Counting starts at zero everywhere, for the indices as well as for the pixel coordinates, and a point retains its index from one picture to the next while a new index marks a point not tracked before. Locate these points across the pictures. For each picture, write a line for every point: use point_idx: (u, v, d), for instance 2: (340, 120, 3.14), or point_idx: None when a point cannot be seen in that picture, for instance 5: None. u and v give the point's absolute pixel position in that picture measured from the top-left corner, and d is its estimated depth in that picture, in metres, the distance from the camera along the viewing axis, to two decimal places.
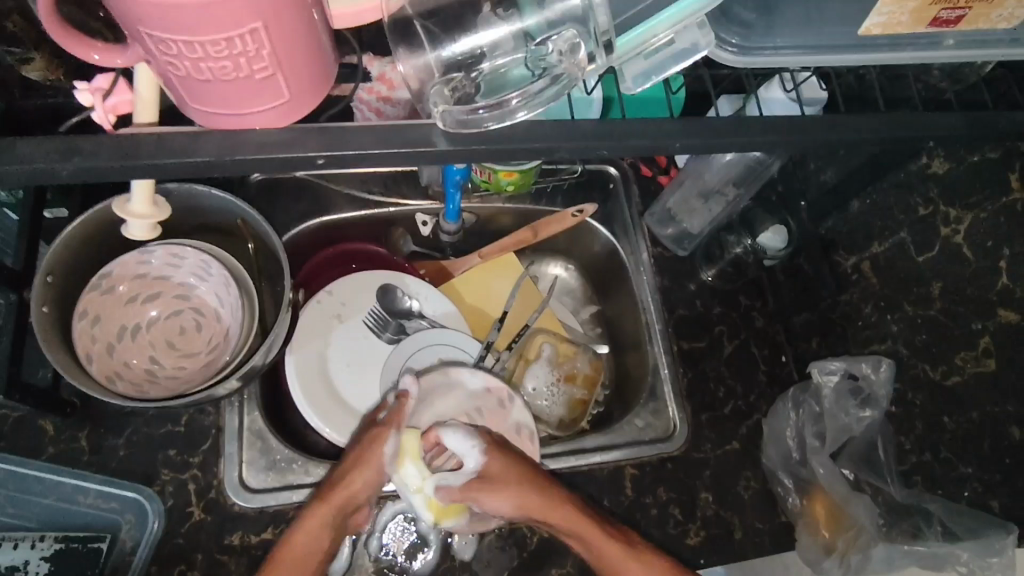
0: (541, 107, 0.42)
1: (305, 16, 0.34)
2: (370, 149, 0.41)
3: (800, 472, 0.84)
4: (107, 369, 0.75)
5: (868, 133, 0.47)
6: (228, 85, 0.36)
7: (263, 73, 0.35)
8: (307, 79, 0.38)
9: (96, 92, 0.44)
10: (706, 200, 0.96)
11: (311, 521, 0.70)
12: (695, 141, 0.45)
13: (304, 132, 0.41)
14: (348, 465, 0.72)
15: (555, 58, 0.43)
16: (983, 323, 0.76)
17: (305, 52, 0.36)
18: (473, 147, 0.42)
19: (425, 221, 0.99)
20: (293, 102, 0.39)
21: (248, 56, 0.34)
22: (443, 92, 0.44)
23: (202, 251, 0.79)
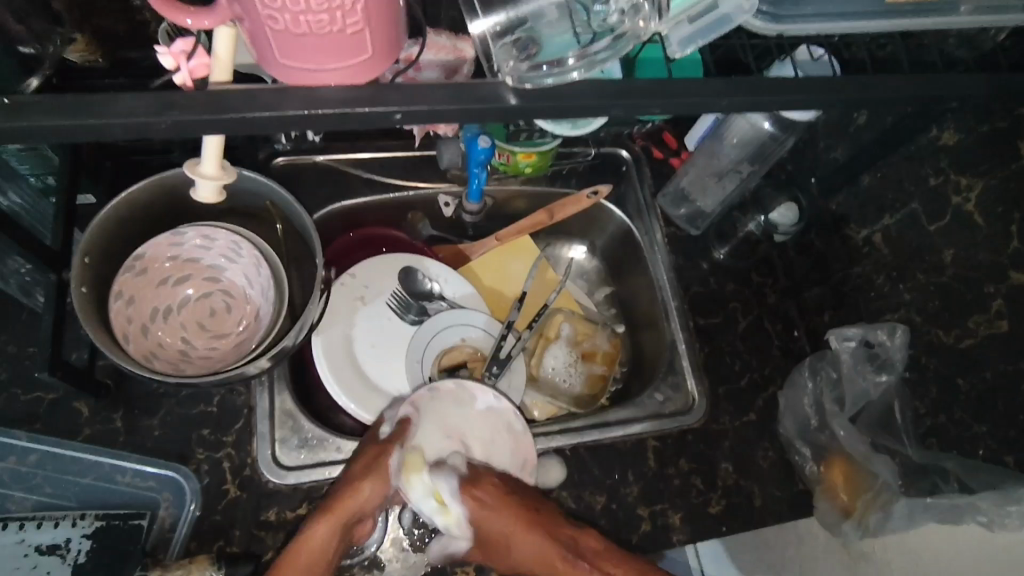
0: (599, 66, 0.45)
1: None
2: (441, 105, 0.43)
3: (818, 439, 0.87)
4: (143, 349, 0.76)
5: (899, 92, 0.50)
6: (321, 39, 0.37)
7: (355, 28, 0.37)
8: (388, 36, 0.40)
9: (176, 55, 0.46)
10: (720, 179, 0.99)
11: (321, 529, 0.71)
12: (740, 98, 0.47)
13: (370, 93, 0.42)
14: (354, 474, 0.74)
15: (617, 20, 0.46)
16: (994, 287, 0.73)
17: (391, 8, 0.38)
18: (539, 104, 0.44)
19: (448, 203, 1.00)
20: (374, 58, 0.40)
21: (344, 10, 0.35)
22: (512, 52, 0.46)
23: (233, 234, 0.81)
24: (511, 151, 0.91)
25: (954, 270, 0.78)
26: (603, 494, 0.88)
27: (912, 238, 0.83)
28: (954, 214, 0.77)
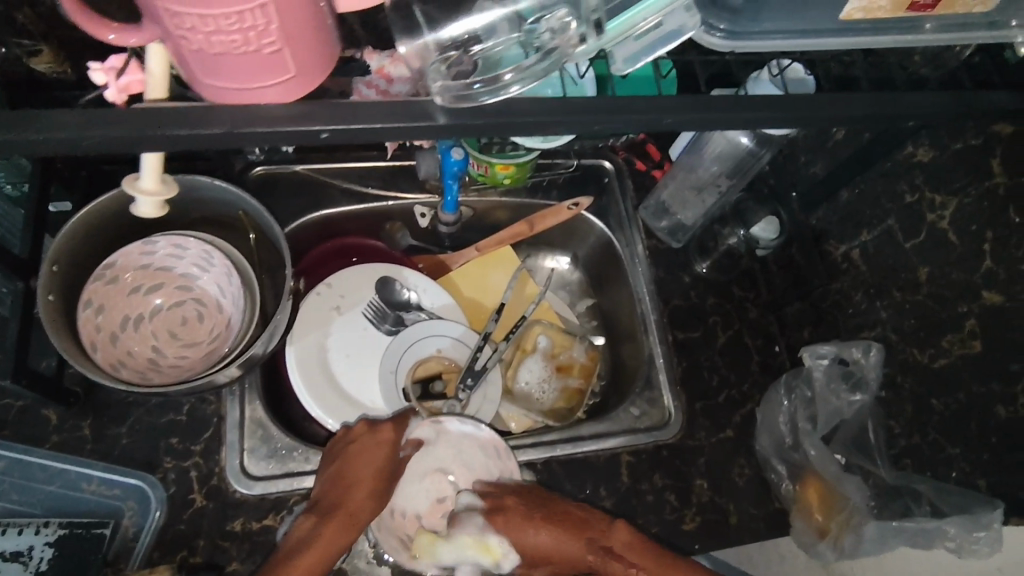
0: (532, 82, 0.45)
1: None
2: (377, 123, 0.43)
3: (791, 457, 0.86)
4: (111, 357, 0.76)
5: (853, 113, 0.49)
6: (239, 59, 0.37)
7: (272, 48, 0.37)
8: (314, 56, 0.39)
9: (111, 72, 0.52)
10: (699, 193, 0.99)
11: (320, 542, 0.68)
12: (686, 117, 0.47)
13: (305, 109, 0.42)
14: (346, 483, 0.72)
15: (548, 37, 0.45)
16: (968, 306, 0.72)
17: (310, 28, 0.38)
18: (472, 121, 0.44)
19: (424, 214, 1.00)
20: (301, 77, 0.40)
21: (258, 30, 0.35)
22: (440, 70, 0.45)
23: (205, 243, 0.81)
24: (488, 162, 0.91)
25: (929, 288, 0.76)
26: None
27: (889, 257, 0.82)
28: (930, 233, 0.75)
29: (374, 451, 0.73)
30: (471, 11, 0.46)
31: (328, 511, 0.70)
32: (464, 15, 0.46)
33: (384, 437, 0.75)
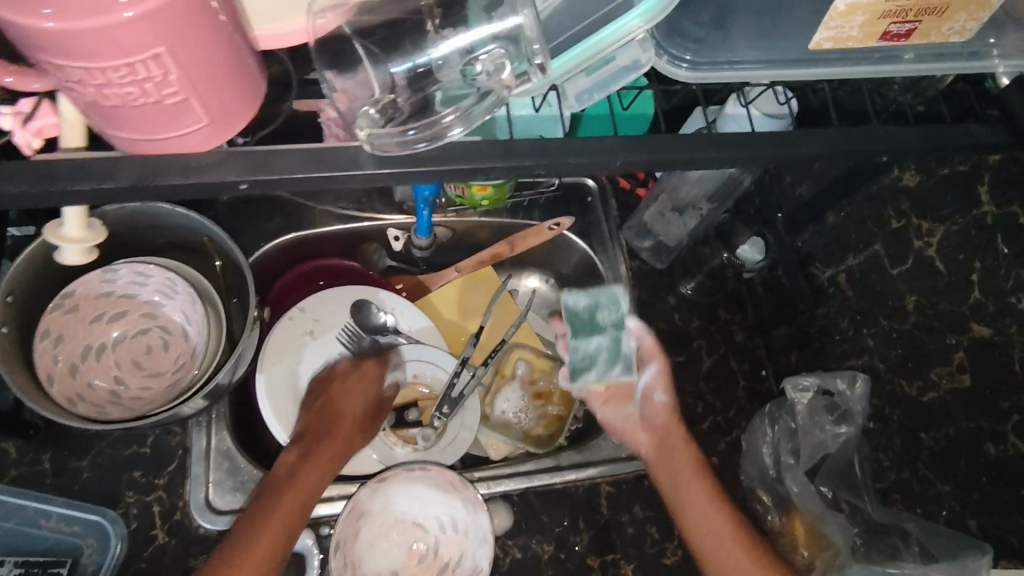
0: (474, 123, 0.43)
1: (215, 42, 0.36)
2: (298, 174, 0.43)
3: (778, 489, 0.82)
4: (69, 391, 0.74)
5: (823, 150, 0.46)
6: (140, 110, 0.37)
7: (175, 98, 0.37)
8: (228, 102, 0.39)
9: (16, 115, 0.45)
10: (681, 215, 0.96)
11: (276, 505, 0.72)
12: (638, 157, 0.44)
13: (226, 158, 0.42)
14: (308, 454, 0.79)
15: (483, 78, 0.43)
16: (957, 337, 0.71)
17: (219, 75, 0.37)
18: (415, 169, 0.44)
19: (397, 237, 0.97)
20: (217, 123, 0.40)
21: (154, 81, 0.35)
22: (371, 113, 0.43)
23: (168, 270, 0.80)
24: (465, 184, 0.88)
25: (916, 317, 0.74)
26: (551, 543, 0.85)
27: (876, 283, 0.79)
28: (917, 259, 0.73)
29: (349, 396, 0.86)
30: (426, 44, 0.43)
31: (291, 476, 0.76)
32: (415, 50, 0.43)
33: (352, 408, 0.86)
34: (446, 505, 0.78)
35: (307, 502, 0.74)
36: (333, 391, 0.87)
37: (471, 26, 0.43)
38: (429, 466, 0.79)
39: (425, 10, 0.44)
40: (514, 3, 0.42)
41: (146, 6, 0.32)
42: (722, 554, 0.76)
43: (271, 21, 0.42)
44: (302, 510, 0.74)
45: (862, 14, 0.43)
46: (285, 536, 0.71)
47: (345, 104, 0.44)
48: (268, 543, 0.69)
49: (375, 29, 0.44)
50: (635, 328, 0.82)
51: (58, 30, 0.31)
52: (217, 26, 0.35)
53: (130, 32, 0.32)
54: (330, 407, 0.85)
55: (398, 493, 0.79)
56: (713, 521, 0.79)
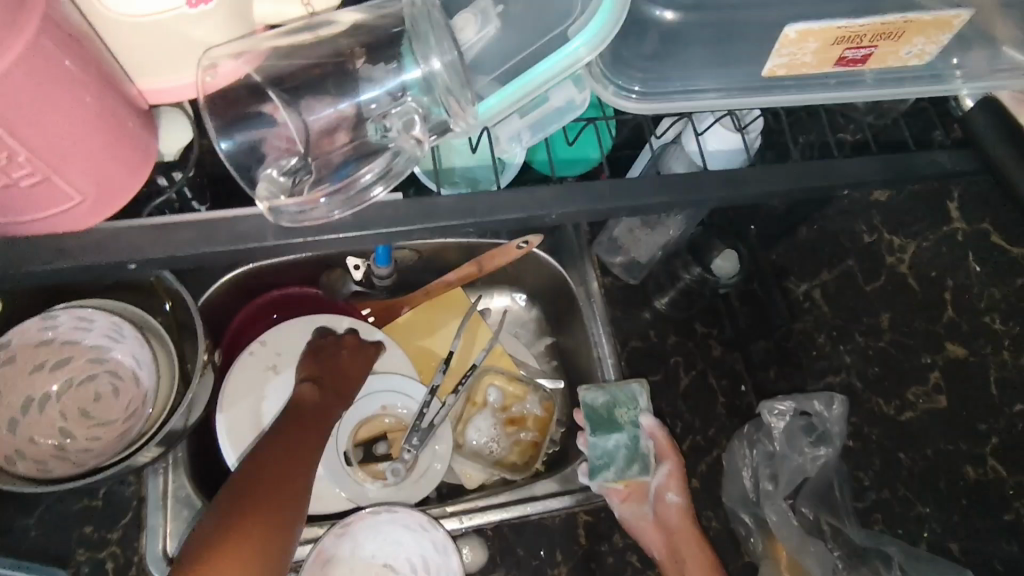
0: (396, 180, 0.42)
1: (68, 115, 0.35)
2: (187, 249, 0.42)
3: (758, 512, 0.79)
4: (8, 448, 0.71)
5: (772, 187, 0.45)
6: (3, 191, 0.36)
7: (31, 178, 0.36)
8: (100, 174, 0.39)
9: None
10: (651, 230, 0.90)
11: (272, 467, 0.66)
12: (578, 210, 0.43)
13: (114, 235, 0.42)
14: (308, 421, 0.74)
15: (393, 134, 0.42)
16: (932, 357, 0.69)
17: (79, 149, 0.37)
18: (336, 235, 0.42)
19: (358, 265, 0.92)
20: (94, 197, 0.40)
21: (4, 163, 0.34)
22: (274, 174, 0.42)
23: (113, 314, 0.75)
24: None
25: (891, 335, 0.73)
26: None
27: (851, 299, 0.77)
28: (889, 275, 0.72)
29: (346, 363, 0.83)
30: (355, 89, 0.42)
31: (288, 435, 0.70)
32: (342, 96, 0.42)
33: (352, 377, 0.83)
34: (415, 546, 0.75)
35: (312, 447, 0.71)
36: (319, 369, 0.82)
37: (407, 69, 0.42)
38: (399, 508, 0.76)
39: (347, 50, 0.42)
40: (433, 50, 0.41)
41: None
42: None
43: (167, 77, 0.40)
44: (309, 445, 0.71)
45: (814, 42, 0.42)
46: (295, 495, 0.65)
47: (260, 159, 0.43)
48: (268, 488, 0.64)
49: (297, 74, 0.42)
50: (648, 424, 0.79)
51: None
52: (68, 100, 0.35)
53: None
54: (324, 372, 0.81)
55: (365, 537, 0.75)
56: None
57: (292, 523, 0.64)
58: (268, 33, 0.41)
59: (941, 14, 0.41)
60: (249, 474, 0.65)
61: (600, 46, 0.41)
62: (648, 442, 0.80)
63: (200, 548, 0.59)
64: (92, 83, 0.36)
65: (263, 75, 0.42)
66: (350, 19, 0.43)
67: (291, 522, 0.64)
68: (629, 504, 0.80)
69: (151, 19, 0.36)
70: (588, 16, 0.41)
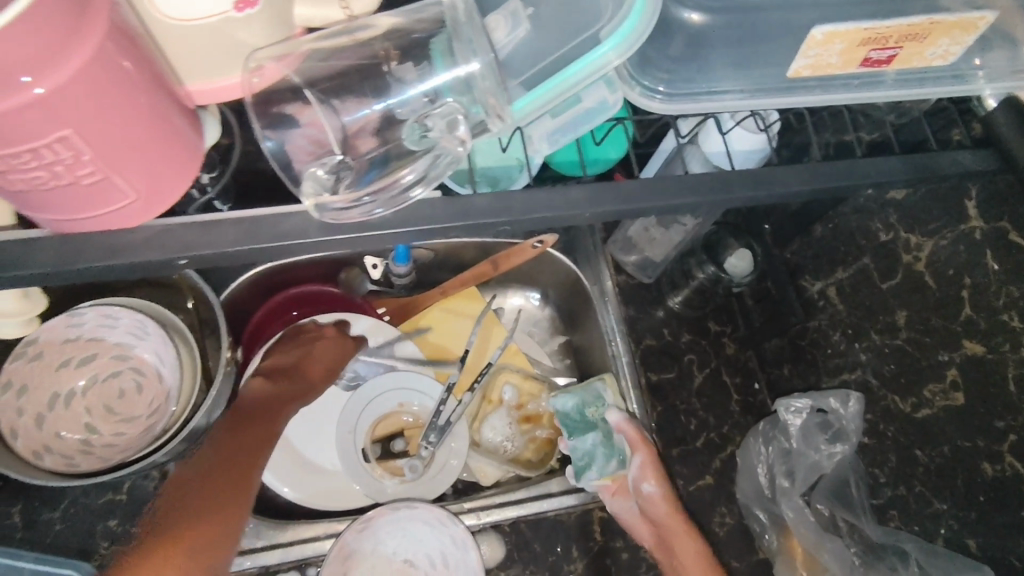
0: (437, 182, 0.43)
1: (128, 115, 0.35)
2: (230, 248, 0.41)
3: (773, 509, 0.80)
4: (34, 443, 0.71)
5: (800, 186, 0.45)
6: (62, 191, 0.37)
7: (91, 177, 0.36)
8: (155, 173, 0.39)
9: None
10: (666, 229, 0.91)
11: (220, 476, 0.67)
12: (609, 208, 0.43)
13: (162, 232, 0.41)
14: (246, 425, 0.74)
15: (435, 135, 0.42)
16: (949, 354, 0.69)
17: (138, 148, 0.37)
18: (367, 235, 0.42)
19: (375, 264, 0.93)
20: (148, 196, 0.39)
21: (65, 163, 0.35)
22: (319, 174, 0.42)
23: (138, 312, 0.77)
24: None
25: (908, 333, 0.73)
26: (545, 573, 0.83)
27: (865, 297, 0.78)
28: (906, 273, 0.73)
29: (319, 354, 0.86)
30: (392, 90, 0.44)
31: (236, 446, 0.70)
32: (379, 96, 0.44)
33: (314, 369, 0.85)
34: (435, 541, 0.76)
35: (262, 437, 0.73)
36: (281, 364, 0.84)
37: (437, 70, 0.42)
38: (419, 503, 0.77)
39: (381, 53, 0.43)
40: (468, 51, 0.42)
41: (55, 80, 0.31)
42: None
43: (211, 78, 0.41)
44: (255, 443, 0.72)
45: (840, 43, 0.43)
46: (228, 496, 0.66)
47: (299, 161, 0.43)
48: (223, 470, 0.67)
49: (332, 75, 0.43)
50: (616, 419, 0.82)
51: None
52: (128, 99, 0.35)
53: (39, 110, 0.32)
54: (291, 364, 0.83)
55: (385, 532, 0.76)
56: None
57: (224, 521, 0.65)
58: (306, 37, 0.41)
59: (965, 16, 0.42)
60: (198, 489, 0.66)
61: (635, 44, 0.41)
62: (619, 438, 0.82)
63: (164, 544, 0.62)
64: (146, 82, 0.36)
65: (301, 77, 0.43)
66: (388, 23, 0.43)
67: (213, 522, 0.64)
68: (619, 499, 0.81)
69: (206, 19, 0.37)
70: (621, 18, 0.41)
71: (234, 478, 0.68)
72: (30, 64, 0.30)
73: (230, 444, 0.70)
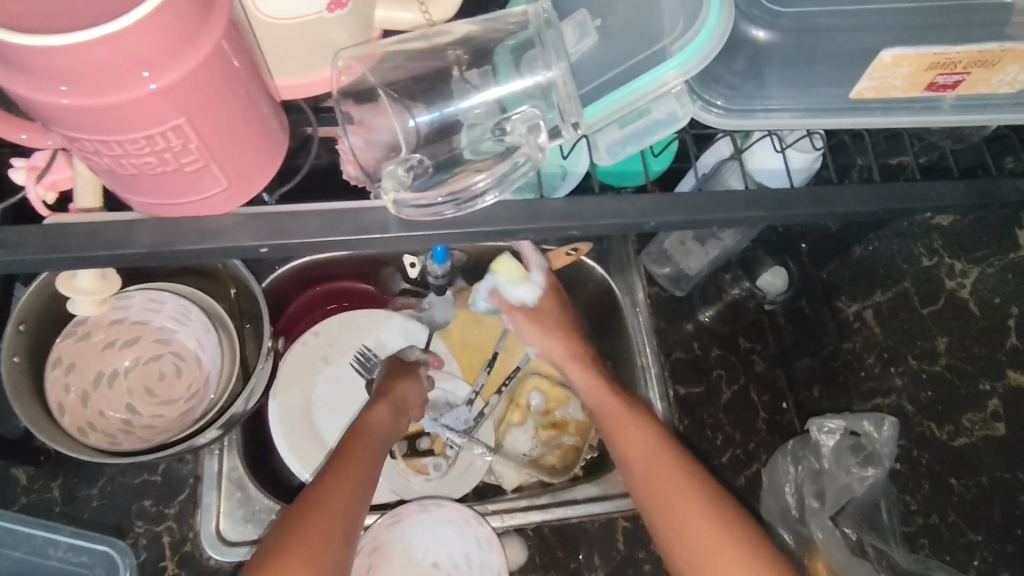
0: (509, 190, 0.43)
1: (235, 102, 0.34)
2: (317, 237, 0.40)
3: (799, 529, 0.78)
4: (79, 420, 0.73)
5: (860, 207, 0.46)
6: (159, 179, 0.36)
7: (194, 166, 0.35)
8: (250, 161, 0.38)
9: (32, 170, 0.44)
10: (703, 243, 0.87)
11: (345, 478, 0.64)
12: (672, 218, 0.43)
13: (246, 220, 0.40)
14: (354, 452, 0.68)
15: (516, 139, 0.43)
16: (991, 384, 0.71)
17: (239, 136, 0.36)
18: (433, 232, 0.41)
19: (413, 263, 0.90)
20: (237, 185, 0.38)
21: (174, 151, 0.34)
22: (399, 172, 0.43)
23: (182, 298, 0.78)
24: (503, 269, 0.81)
25: (948, 360, 0.74)
26: None
27: (904, 320, 0.78)
28: (949, 300, 0.74)
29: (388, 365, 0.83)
30: (453, 94, 0.45)
31: (349, 454, 0.67)
32: (443, 102, 0.45)
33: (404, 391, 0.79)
34: (462, 543, 0.77)
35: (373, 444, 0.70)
36: (379, 387, 0.79)
37: (501, 80, 0.44)
38: (446, 503, 0.79)
39: (454, 58, 0.45)
40: (548, 58, 0.42)
41: (171, 77, 0.31)
42: (663, 496, 0.65)
43: (297, 73, 0.43)
44: (375, 449, 0.70)
45: (908, 67, 0.43)
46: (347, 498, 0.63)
47: (371, 161, 0.44)
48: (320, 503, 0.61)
49: (405, 79, 0.45)
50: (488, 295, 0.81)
51: (75, 106, 0.30)
52: (235, 87, 0.34)
53: (154, 103, 0.31)
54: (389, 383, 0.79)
55: (414, 530, 0.78)
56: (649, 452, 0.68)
57: (351, 524, 0.62)
58: (383, 41, 0.43)
59: None
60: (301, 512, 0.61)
61: (704, 61, 0.42)
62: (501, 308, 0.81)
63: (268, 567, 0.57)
64: (248, 76, 0.35)
65: (377, 77, 0.44)
66: (464, 30, 0.45)
67: (344, 517, 0.61)
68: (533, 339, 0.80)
69: (298, 19, 0.38)
70: (691, 36, 0.42)
71: (358, 478, 0.65)
72: (149, 55, 0.30)
73: (348, 456, 0.67)
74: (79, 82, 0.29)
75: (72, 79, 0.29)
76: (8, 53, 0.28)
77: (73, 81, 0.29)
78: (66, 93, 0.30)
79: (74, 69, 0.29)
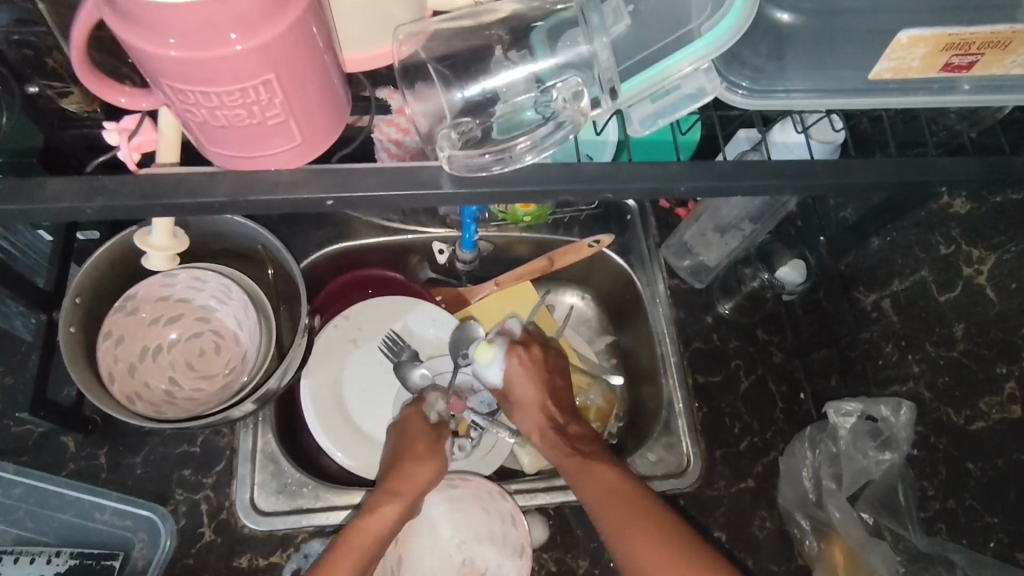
0: (549, 150, 0.45)
1: (317, 62, 0.38)
2: (376, 192, 0.43)
3: (816, 515, 0.81)
4: (127, 390, 0.77)
5: (876, 178, 0.48)
6: (245, 132, 0.40)
7: (276, 120, 0.39)
8: (319, 123, 0.42)
9: (123, 132, 0.50)
10: (722, 234, 0.90)
11: (348, 557, 0.67)
12: (702, 183, 0.46)
13: (313, 175, 0.44)
14: (361, 530, 0.70)
15: (560, 105, 0.46)
16: (1009, 367, 0.71)
17: (316, 96, 0.40)
18: (480, 189, 0.44)
19: (442, 250, 0.95)
20: (307, 142, 0.42)
21: (261, 104, 0.38)
22: (452, 135, 0.46)
23: (223, 277, 0.81)
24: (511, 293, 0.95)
25: (965, 345, 0.74)
26: (587, 558, 0.83)
27: (922, 307, 0.79)
28: (965, 287, 0.74)
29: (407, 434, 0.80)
30: (492, 70, 0.48)
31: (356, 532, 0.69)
32: (483, 76, 0.48)
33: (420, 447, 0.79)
34: (484, 519, 0.80)
35: (372, 548, 0.69)
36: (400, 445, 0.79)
37: (539, 57, 0.47)
38: (471, 477, 0.82)
39: (495, 37, 0.49)
40: (589, 33, 0.46)
41: (263, 37, 0.34)
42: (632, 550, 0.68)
43: (362, 47, 0.48)
44: (373, 554, 0.69)
45: (924, 48, 0.46)
46: None
47: (426, 126, 0.49)
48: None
49: (455, 57, 0.48)
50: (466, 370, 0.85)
51: (181, 58, 0.34)
52: (318, 48, 0.38)
53: (247, 60, 0.35)
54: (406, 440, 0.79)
55: (438, 505, 0.81)
56: (609, 495, 0.73)
57: None
58: (434, 19, 0.49)
59: None
60: None
61: (732, 38, 0.45)
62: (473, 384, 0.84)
63: None
64: (325, 48, 0.39)
65: (427, 54, 0.49)
66: (510, 9, 0.49)
67: None
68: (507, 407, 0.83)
69: None
70: (720, 16, 0.45)
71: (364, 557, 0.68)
72: (246, 15, 0.33)
73: (356, 533, 0.69)
74: (188, 37, 0.33)
75: (182, 33, 0.33)
76: (132, 6, 0.32)
77: (182, 34, 0.33)
78: (174, 45, 0.34)
79: (184, 23, 0.33)
